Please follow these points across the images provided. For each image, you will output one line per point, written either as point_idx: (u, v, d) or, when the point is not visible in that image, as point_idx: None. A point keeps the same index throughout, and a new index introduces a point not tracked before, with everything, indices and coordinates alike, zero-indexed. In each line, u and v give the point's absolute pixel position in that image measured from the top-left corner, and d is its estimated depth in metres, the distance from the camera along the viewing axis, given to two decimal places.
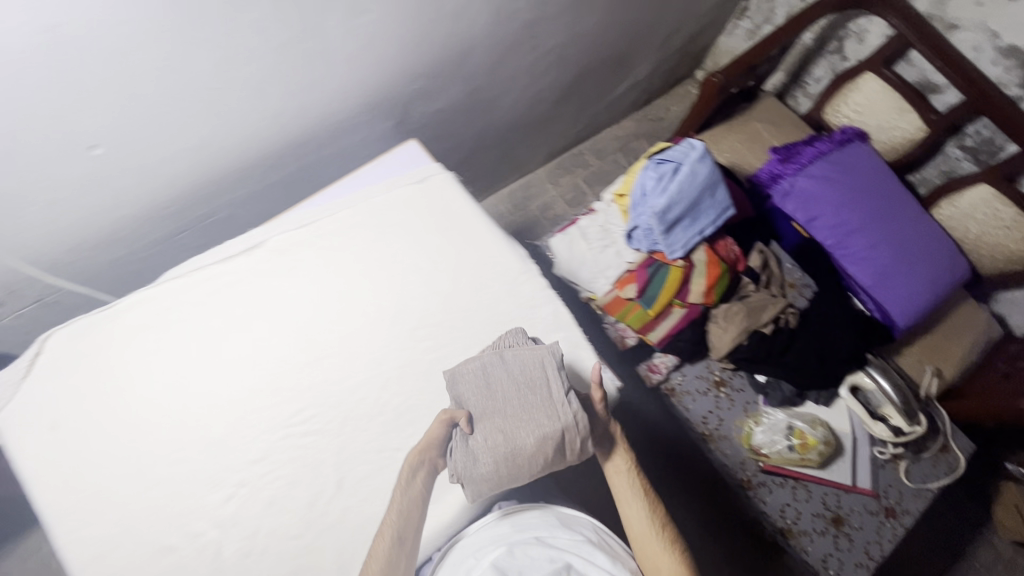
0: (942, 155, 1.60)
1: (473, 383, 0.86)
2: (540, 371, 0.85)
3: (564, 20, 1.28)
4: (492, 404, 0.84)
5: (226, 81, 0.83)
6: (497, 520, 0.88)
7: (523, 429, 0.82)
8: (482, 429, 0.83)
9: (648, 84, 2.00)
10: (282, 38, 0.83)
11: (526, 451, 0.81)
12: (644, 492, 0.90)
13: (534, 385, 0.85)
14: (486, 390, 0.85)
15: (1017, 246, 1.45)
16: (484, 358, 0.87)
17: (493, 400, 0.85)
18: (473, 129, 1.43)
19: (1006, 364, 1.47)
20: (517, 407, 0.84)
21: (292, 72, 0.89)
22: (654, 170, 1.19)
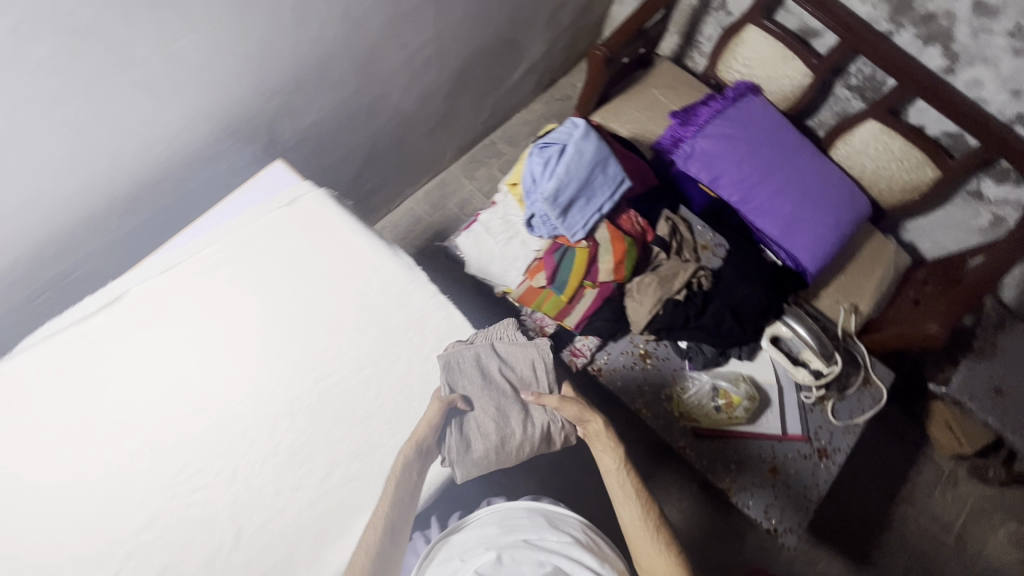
0: (833, 97, 1.63)
1: (467, 373, 0.91)
2: (529, 369, 0.97)
3: (430, 12, 1.24)
4: (486, 397, 0.92)
5: (33, 128, 0.76)
6: (487, 523, 0.96)
7: (516, 419, 0.92)
8: (474, 416, 0.91)
9: (548, 64, 1.97)
10: (88, 74, 0.76)
11: (515, 439, 0.91)
12: (637, 491, 0.99)
13: (522, 378, 0.97)
14: (481, 381, 0.92)
15: (909, 176, 1.51)
16: (479, 348, 0.93)
17: (488, 393, 0.93)
18: (362, 137, 1.38)
19: (915, 290, 1.52)
20: (508, 398, 0.94)
21: (114, 108, 0.82)
22: (539, 155, 1.16)
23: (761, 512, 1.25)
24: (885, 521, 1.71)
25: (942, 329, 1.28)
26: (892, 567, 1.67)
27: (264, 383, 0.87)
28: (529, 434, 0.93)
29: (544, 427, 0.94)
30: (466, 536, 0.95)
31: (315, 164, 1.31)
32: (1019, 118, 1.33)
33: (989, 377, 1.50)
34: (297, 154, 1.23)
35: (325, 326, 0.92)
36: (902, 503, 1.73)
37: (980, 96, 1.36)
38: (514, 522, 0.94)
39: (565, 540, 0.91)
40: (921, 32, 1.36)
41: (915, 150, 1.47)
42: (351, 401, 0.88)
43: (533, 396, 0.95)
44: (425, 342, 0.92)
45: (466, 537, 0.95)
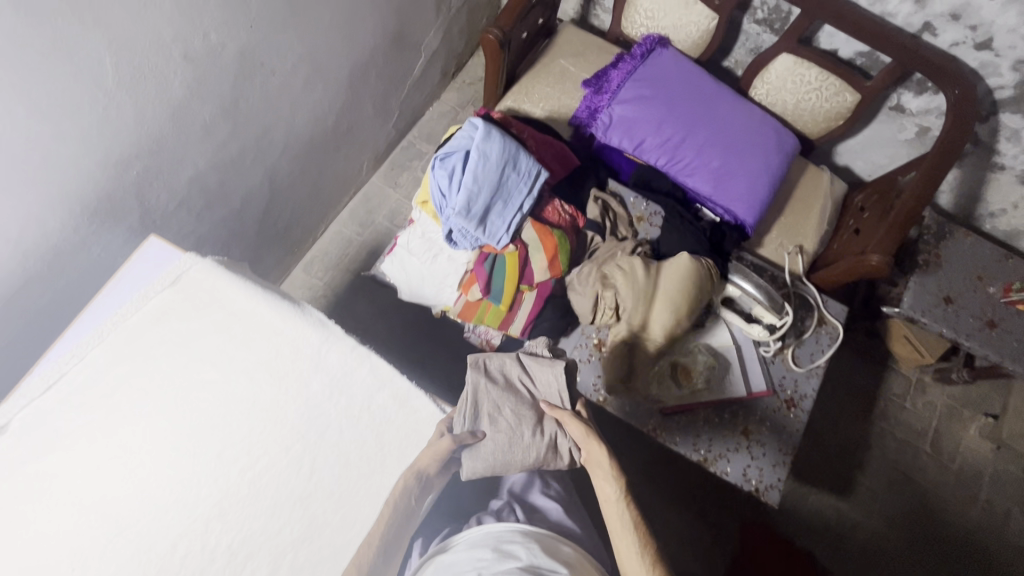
0: (743, 33, 1.56)
1: (488, 380, 1.01)
2: (546, 380, 1.04)
3: (296, 31, 1.11)
4: (501, 400, 1.00)
5: None
6: (478, 547, 0.94)
7: (525, 425, 0.99)
8: (489, 417, 0.98)
9: (450, 50, 1.84)
10: None
11: (521, 446, 0.97)
12: (635, 526, 0.97)
13: (538, 389, 1.04)
14: (503, 385, 1.02)
15: (830, 104, 1.47)
16: (504, 355, 1.07)
17: (503, 399, 1.00)
18: (256, 176, 1.26)
19: (855, 217, 1.50)
20: (524, 407, 1.00)
21: None
22: (442, 167, 1.08)
23: (741, 477, 1.22)
24: (863, 442, 1.75)
25: (884, 257, 1.25)
26: (878, 485, 1.71)
27: (186, 487, 0.79)
28: (537, 441, 0.99)
29: (552, 437, 0.99)
30: (458, 560, 0.93)
31: (211, 219, 1.20)
32: (926, 26, 1.30)
33: (937, 288, 1.51)
34: (185, 214, 1.12)
35: (242, 408, 0.84)
36: (877, 421, 1.77)
37: (885, 11, 1.32)
38: (510, 545, 0.93)
39: (559, 566, 0.90)
40: None
41: (831, 76, 1.42)
42: (286, 483, 0.81)
43: (546, 407, 1.01)
44: (353, 402, 0.86)
45: (458, 559, 0.92)
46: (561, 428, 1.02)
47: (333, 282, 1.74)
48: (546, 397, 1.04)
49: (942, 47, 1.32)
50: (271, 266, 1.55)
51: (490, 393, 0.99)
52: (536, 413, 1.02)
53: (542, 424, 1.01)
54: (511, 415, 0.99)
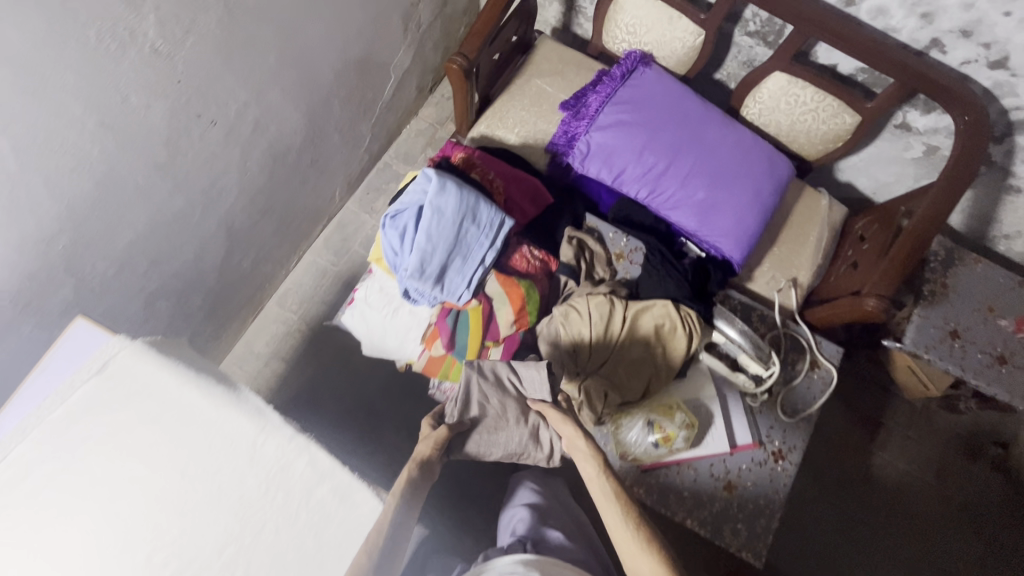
0: (735, 46, 1.43)
1: (481, 379, 1.06)
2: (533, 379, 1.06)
3: (239, 77, 1.03)
4: (490, 395, 1.05)
5: None
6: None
7: (510, 415, 1.06)
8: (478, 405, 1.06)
9: (425, 65, 1.74)
10: None
11: (504, 432, 1.07)
12: (616, 495, 0.92)
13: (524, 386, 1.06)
14: (494, 382, 1.06)
15: (827, 126, 1.35)
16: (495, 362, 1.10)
17: (491, 394, 1.05)
18: (209, 224, 1.20)
19: (853, 248, 1.39)
20: (510, 399, 1.06)
21: None
22: (393, 227, 1.02)
23: (724, 534, 1.16)
24: (862, 474, 1.67)
25: (880, 301, 1.16)
26: (877, 518, 1.64)
27: None
28: (520, 430, 1.07)
29: (534, 425, 1.08)
30: None
31: (160, 274, 1.14)
32: (935, 43, 1.17)
33: (944, 322, 1.41)
34: (129, 274, 1.06)
35: (171, 509, 0.78)
36: (878, 451, 1.69)
37: (888, 26, 1.19)
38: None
39: None
40: None
41: (828, 96, 1.30)
42: None
43: (530, 401, 1.06)
44: (291, 498, 0.81)
45: None
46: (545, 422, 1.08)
47: (308, 315, 1.68)
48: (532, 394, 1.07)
49: (952, 65, 1.19)
50: (240, 303, 1.51)
51: (480, 387, 1.05)
52: (522, 406, 1.07)
53: (528, 414, 1.08)
54: (498, 409, 1.06)
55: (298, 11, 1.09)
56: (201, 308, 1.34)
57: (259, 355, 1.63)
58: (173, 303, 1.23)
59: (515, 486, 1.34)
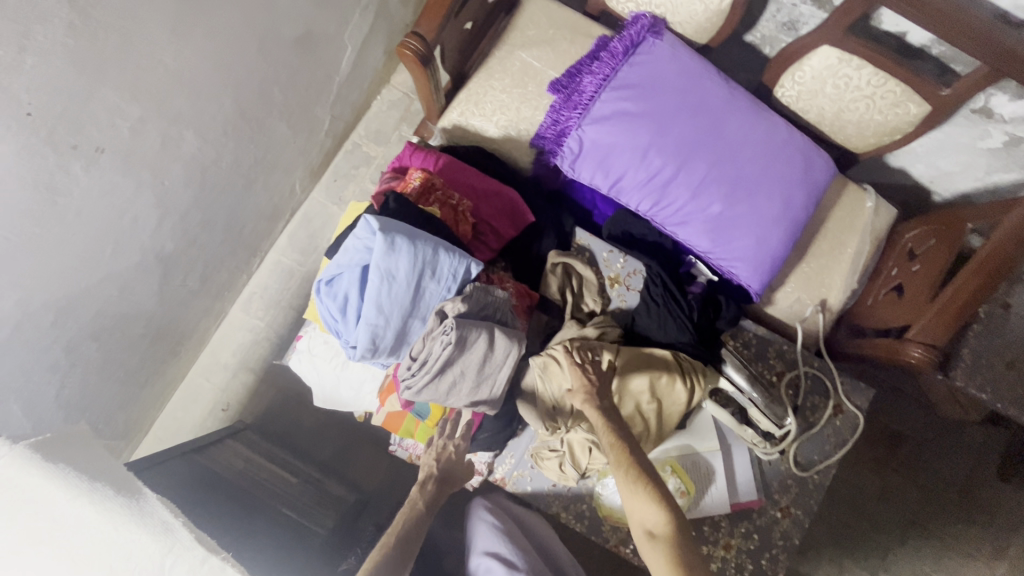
0: (774, 3, 1.11)
1: (458, 347, 0.84)
2: (504, 357, 0.88)
3: (120, 88, 0.83)
4: (458, 365, 0.86)
5: None
6: None
7: (467, 386, 0.88)
8: (442, 373, 0.86)
9: (391, 24, 1.44)
10: None
11: (458, 393, 0.89)
12: (609, 437, 0.86)
13: (493, 364, 0.88)
14: (467, 351, 0.85)
15: (883, 115, 1.07)
16: (474, 325, 0.85)
17: (458, 364, 0.86)
18: (127, 254, 1.02)
19: (900, 265, 1.16)
20: (477, 372, 0.88)
21: None
22: (330, 297, 0.84)
23: None
24: (878, 492, 1.54)
25: (927, 352, 0.95)
26: (890, 541, 1.52)
27: None
28: (472, 399, 0.91)
29: (483, 403, 0.92)
30: None
31: (77, 317, 0.99)
32: None
33: (998, 351, 1.18)
34: (32, 329, 0.91)
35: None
36: (897, 469, 1.54)
37: None
38: None
39: None
40: None
41: (890, 79, 1.01)
42: None
43: (495, 382, 0.90)
44: None
45: None
46: (498, 395, 0.91)
47: (277, 322, 1.53)
48: (496, 372, 0.89)
49: None
50: (195, 317, 1.36)
51: (452, 355, 0.84)
52: (488, 378, 0.89)
53: (483, 387, 0.90)
54: (457, 380, 0.87)
55: None
56: (142, 336, 1.19)
57: (227, 367, 1.50)
58: (104, 342, 1.08)
59: (475, 520, 1.07)
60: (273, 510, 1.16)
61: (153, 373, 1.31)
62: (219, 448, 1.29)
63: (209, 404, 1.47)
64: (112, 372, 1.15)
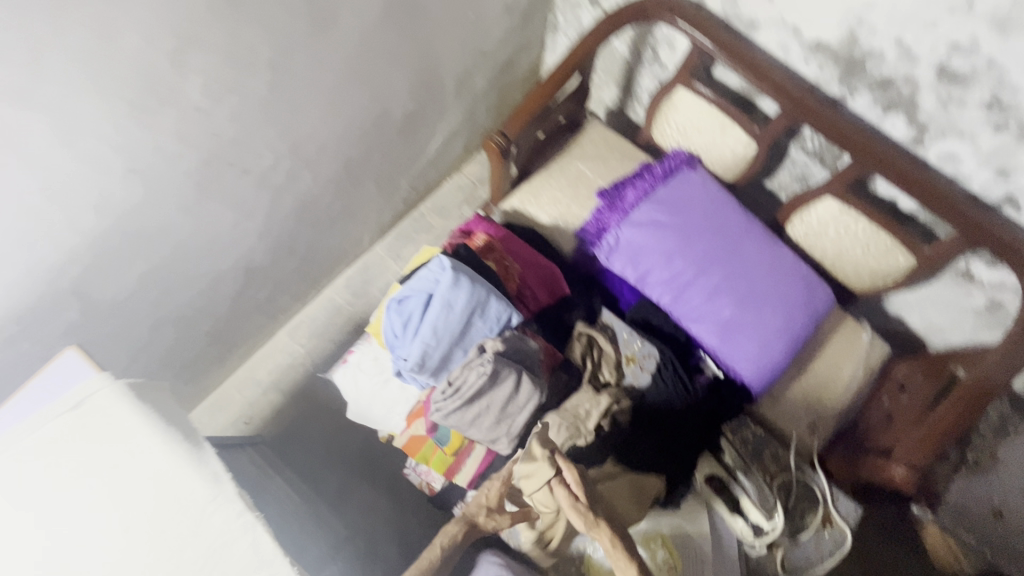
0: (789, 160, 1.37)
1: (490, 380, 0.97)
2: (526, 400, 1.00)
3: (275, 132, 1.08)
4: (485, 397, 0.99)
5: None
6: None
7: (488, 420, 1.00)
8: (470, 402, 0.98)
9: (474, 126, 1.76)
10: None
11: (479, 423, 1.01)
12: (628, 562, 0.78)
13: (515, 404, 1.00)
14: (496, 386, 0.98)
15: (877, 261, 1.26)
16: (507, 365, 0.98)
17: (486, 397, 0.99)
18: (227, 259, 1.22)
19: (891, 397, 1.27)
20: (500, 407, 0.99)
21: None
22: (395, 316, 1.00)
23: None
24: None
25: (909, 472, 1.07)
26: None
27: None
28: (489, 432, 1.02)
29: (499, 439, 1.02)
30: None
31: (172, 301, 1.16)
32: (1010, 198, 1.07)
33: (987, 498, 1.28)
34: (138, 300, 1.08)
35: (112, 553, 0.77)
36: None
37: (957, 173, 1.11)
38: None
39: None
40: (879, 97, 1.13)
41: (882, 233, 1.21)
42: None
43: (513, 421, 1.01)
44: None
45: None
46: (513, 435, 1.02)
47: (315, 351, 1.66)
48: (515, 413, 1.01)
49: None
50: (250, 330, 1.51)
51: (483, 387, 0.97)
52: (508, 416, 1.00)
53: (502, 424, 1.01)
54: (481, 411, 1.00)
55: (349, 73, 1.14)
56: (207, 334, 1.35)
57: (259, 384, 1.62)
58: (179, 330, 1.24)
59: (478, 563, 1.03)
60: (277, 519, 1.21)
61: (199, 372, 1.45)
62: (237, 453, 1.37)
63: (233, 415, 1.57)
64: (173, 358, 1.29)
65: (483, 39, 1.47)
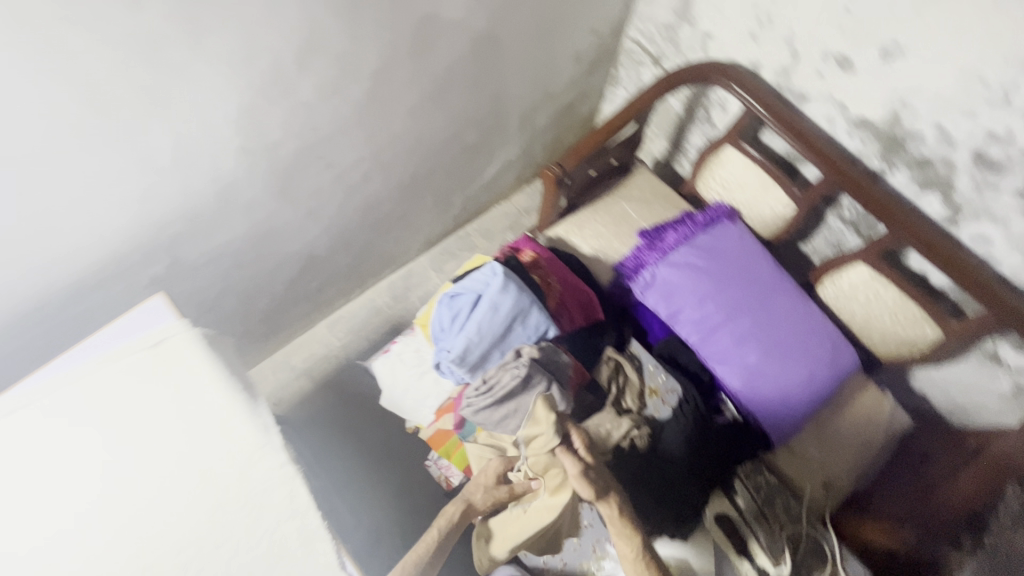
0: (826, 226, 1.44)
1: (523, 383, 1.02)
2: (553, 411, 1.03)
3: (359, 136, 1.21)
4: (516, 400, 1.03)
5: None
6: None
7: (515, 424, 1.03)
8: (501, 402, 1.03)
9: (529, 159, 1.89)
10: None
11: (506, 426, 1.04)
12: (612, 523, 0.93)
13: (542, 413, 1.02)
14: (528, 391, 1.02)
15: (905, 331, 1.30)
16: (541, 372, 1.03)
17: (516, 400, 1.03)
18: (294, 243, 1.33)
19: (909, 468, 1.29)
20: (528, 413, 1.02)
21: None
22: (445, 310, 1.09)
23: None
24: None
25: None
26: None
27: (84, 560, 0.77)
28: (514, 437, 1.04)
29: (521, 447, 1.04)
30: None
31: (240, 273, 1.27)
32: None
33: None
34: (214, 267, 1.19)
35: (165, 475, 0.84)
36: None
37: (989, 254, 1.16)
38: None
39: None
40: (917, 175, 1.20)
41: (911, 304, 1.26)
42: None
43: None
44: (260, 522, 0.82)
45: None
46: None
47: (350, 346, 1.75)
48: None
49: None
50: (296, 316, 1.61)
51: (515, 388, 1.02)
52: None
53: None
54: (509, 413, 1.03)
55: (431, 94, 1.27)
56: (260, 312, 1.45)
57: (293, 369, 1.70)
58: (239, 301, 1.34)
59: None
60: None
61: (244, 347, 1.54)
62: None
63: (264, 394, 1.65)
64: (226, 328, 1.39)
65: (551, 82, 1.61)
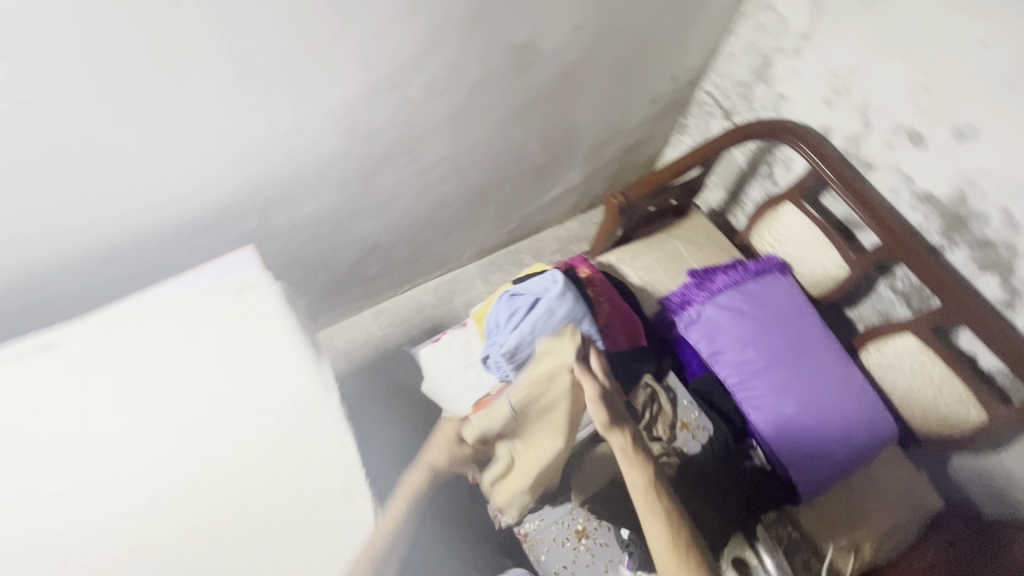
0: (876, 294, 1.46)
1: None
2: None
3: (448, 138, 1.31)
4: None
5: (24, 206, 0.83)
6: None
7: None
8: None
9: (587, 189, 1.98)
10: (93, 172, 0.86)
11: None
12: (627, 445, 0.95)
13: None
14: None
15: (947, 408, 1.29)
16: None
17: None
18: (367, 227, 1.42)
19: (937, 550, 1.26)
20: None
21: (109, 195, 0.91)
22: (504, 307, 1.15)
23: None
24: None
25: None
26: None
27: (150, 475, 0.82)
28: None
29: None
30: None
31: (314, 245, 1.35)
32: None
33: None
34: (294, 235, 1.28)
35: (230, 410, 0.89)
36: None
37: None
38: None
39: None
40: (977, 255, 1.23)
41: (957, 382, 1.26)
42: (210, 514, 0.81)
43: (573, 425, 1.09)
44: (309, 468, 0.86)
45: None
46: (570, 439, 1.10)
47: (390, 336, 1.82)
48: None
49: None
50: (348, 299, 1.69)
51: None
52: None
53: None
54: None
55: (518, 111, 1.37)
56: (319, 288, 1.53)
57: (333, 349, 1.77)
58: (305, 273, 1.43)
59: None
60: None
61: None
62: None
63: None
64: None
65: (624, 119, 1.70)
